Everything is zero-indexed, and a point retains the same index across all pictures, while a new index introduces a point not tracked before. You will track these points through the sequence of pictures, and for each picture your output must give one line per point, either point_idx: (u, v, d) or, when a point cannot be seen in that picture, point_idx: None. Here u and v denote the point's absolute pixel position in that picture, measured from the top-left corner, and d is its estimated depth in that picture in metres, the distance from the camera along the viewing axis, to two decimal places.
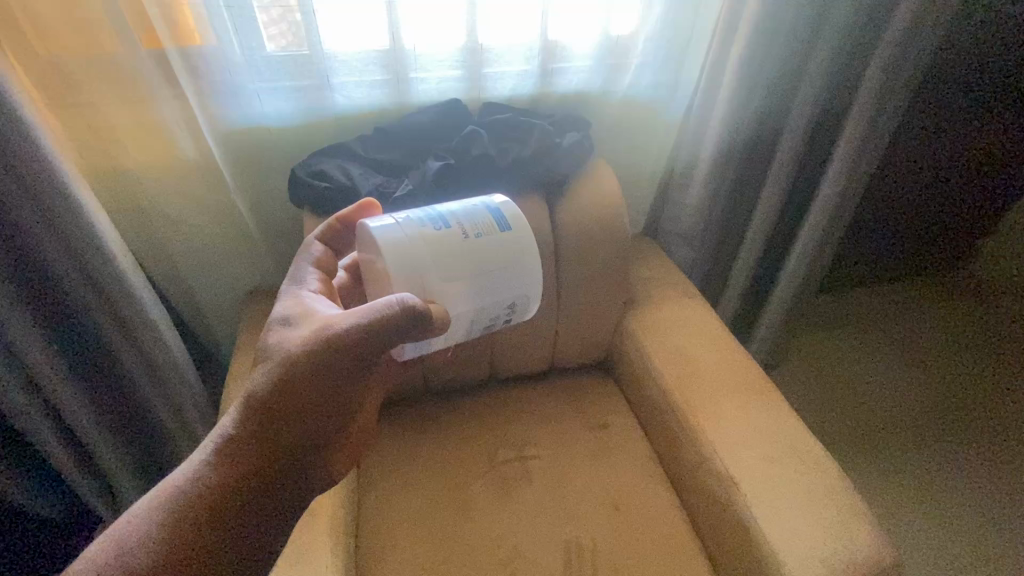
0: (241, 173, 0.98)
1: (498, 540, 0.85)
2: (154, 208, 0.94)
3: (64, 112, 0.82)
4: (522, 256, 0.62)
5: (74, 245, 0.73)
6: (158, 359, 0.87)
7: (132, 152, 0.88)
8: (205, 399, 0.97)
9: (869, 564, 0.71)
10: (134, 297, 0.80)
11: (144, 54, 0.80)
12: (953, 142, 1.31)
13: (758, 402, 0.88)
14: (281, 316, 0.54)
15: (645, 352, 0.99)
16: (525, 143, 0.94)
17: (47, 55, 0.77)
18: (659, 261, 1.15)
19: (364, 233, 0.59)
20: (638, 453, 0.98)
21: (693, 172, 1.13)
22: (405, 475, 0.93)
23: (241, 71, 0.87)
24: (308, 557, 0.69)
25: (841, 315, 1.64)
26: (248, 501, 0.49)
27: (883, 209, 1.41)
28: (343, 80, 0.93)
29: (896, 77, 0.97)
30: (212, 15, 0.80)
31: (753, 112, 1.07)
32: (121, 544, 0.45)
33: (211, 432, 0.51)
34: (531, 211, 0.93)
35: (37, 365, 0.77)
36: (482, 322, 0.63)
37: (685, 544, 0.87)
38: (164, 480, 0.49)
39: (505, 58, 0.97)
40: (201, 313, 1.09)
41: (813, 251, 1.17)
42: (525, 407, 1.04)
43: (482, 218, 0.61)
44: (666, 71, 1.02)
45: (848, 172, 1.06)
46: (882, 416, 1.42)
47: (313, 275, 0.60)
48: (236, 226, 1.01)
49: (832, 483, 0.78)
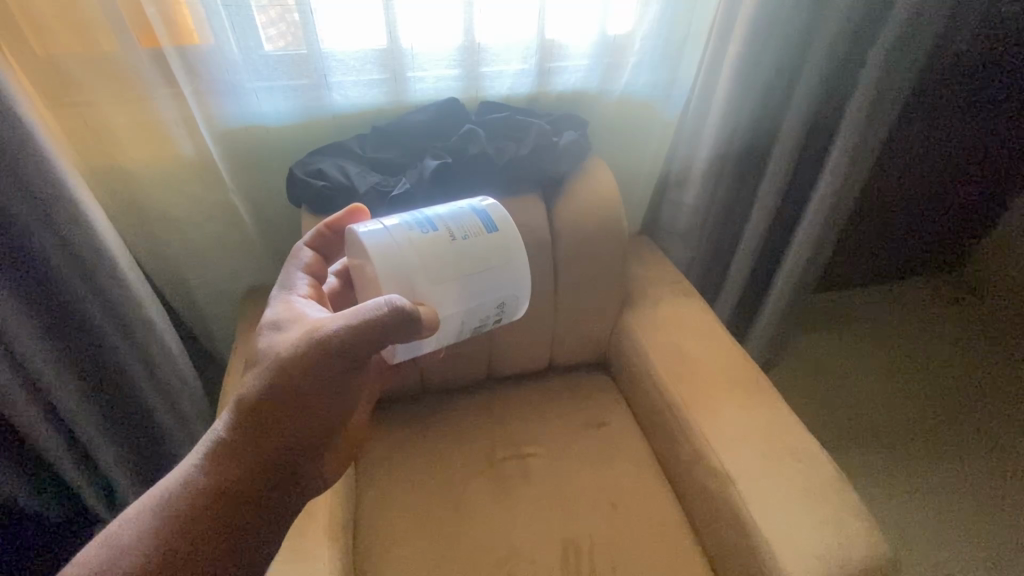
0: (239, 174, 0.99)
1: (496, 538, 0.85)
2: (153, 208, 0.95)
3: (63, 112, 0.82)
4: (511, 257, 0.62)
5: (75, 246, 0.75)
6: (157, 358, 0.89)
7: (131, 151, 0.88)
8: (200, 395, 1.00)
9: (864, 562, 0.71)
10: (135, 296, 0.83)
11: (142, 53, 0.80)
12: (951, 140, 1.31)
13: (755, 400, 0.88)
14: (272, 321, 0.55)
15: (642, 351, 0.99)
16: (523, 142, 0.94)
17: (46, 55, 0.78)
18: (657, 260, 1.15)
19: (352, 238, 0.59)
20: (635, 452, 0.98)
21: (691, 171, 1.13)
22: (403, 474, 0.93)
23: (239, 71, 0.87)
24: (305, 555, 0.70)
25: (839, 313, 1.64)
26: (241, 504, 0.50)
27: (882, 207, 1.41)
28: (340, 80, 0.93)
29: (894, 74, 0.96)
30: (210, 15, 0.81)
31: (751, 110, 1.06)
32: (113, 548, 0.45)
33: (203, 436, 0.52)
34: (527, 210, 0.93)
35: (36, 364, 0.78)
36: (472, 323, 0.63)
37: (683, 542, 0.87)
38: (156, 486, 0.49)
39: (503, 58, 0.97)
40: (200, 312, 1.10)
41: (811, 249, 1.17)
42: (523, 406, 1.04)
43: (471, 220, 0.61)
44: (663, 70, 1.02)
45: (845, 170, 1.05)
46: (879, 415, 1.42)
47: (303, 280, 0.61)
48: (235, 226, 1.02)
49: (829, 481, 0.79)
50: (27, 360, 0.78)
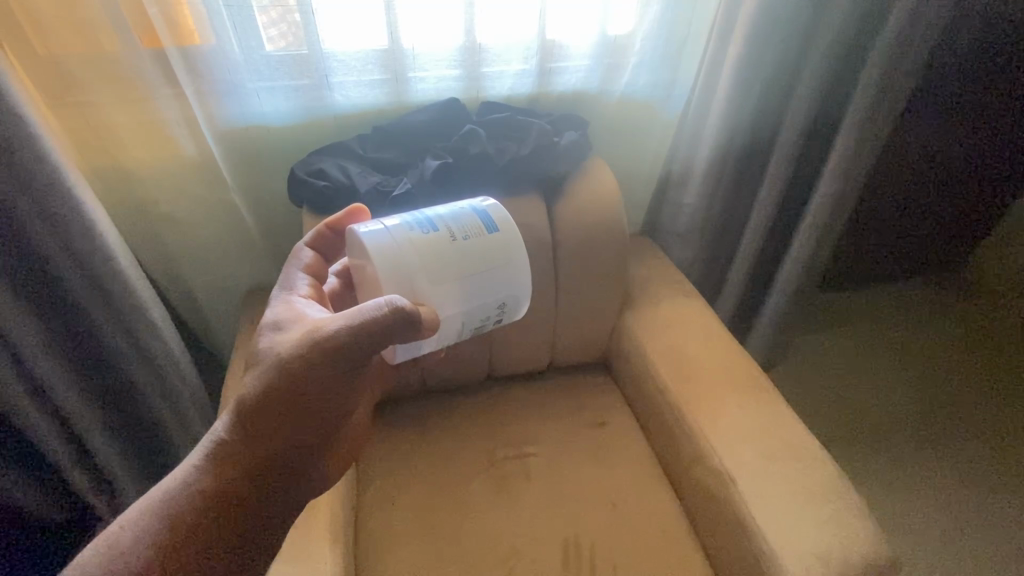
0: (240, 174, 0.99)
1: (497, 538, 0.86)
2: (154, 208, 0.95)
3: (64, 112, 0.83)
4: (511, 257, 0.62)
5: (75, 245, 0.75)
6: (157, 357, 0.89)
7: (132, 151, 0.89)
8: (202, 395, 1.00)
9: (864, 561, 0.71)
10: (135, 295, 0.83)
11: (144, 53, 0.80)
12: (952, 140, 1.31)
13: (755, 400, 0.88)
14: (272, 321, 0.55)
15: (643, 351, 1.00)
16: (523, 142, 0.94)
17: (48, 56, 0.78)
18: (657, 260, 1.15)
19: (353, 239, 0.59)
20: (635, 451, 0.98)
21: (692, 171, 1.13)
22: (403, 473, 0.93)
23: (240, 71, 0.87)
24: (306, 555, 0.70)
25: (839, 314, 1.64)
26: (241, 504, 0.50)
27: (883, 208, 1.41)
28: (341, 80, 0.93)
29: (895, 74, 0.96)
30: (211, 15, 0.81)
31: (751, 110, 1.06)
32: (114, 549, 0.45)
33: (203, 437, 0.52)
34: (528, 210, 0.93)
35: (36, 363, 0.79)
36: (473, 323, 0.63)
37: (683, 542, 0.87)
38: (156, 486, 0.50)
39: (503, 58, 0.97)
40: (201, 312, 1.10)
41: (812, 250, 1.17)
42: (523, 406, 1.04)
43: (471, 220, 0.61)
44: (664, 70, 1.03)
45: (846, 171, 1.05)
46: (879, 415, 1.42)
47: (303, 281, 0.61)
48: (236, 226, 1.02)
49: (829, 481, 0.79)
50: (29, 359, 0.78)
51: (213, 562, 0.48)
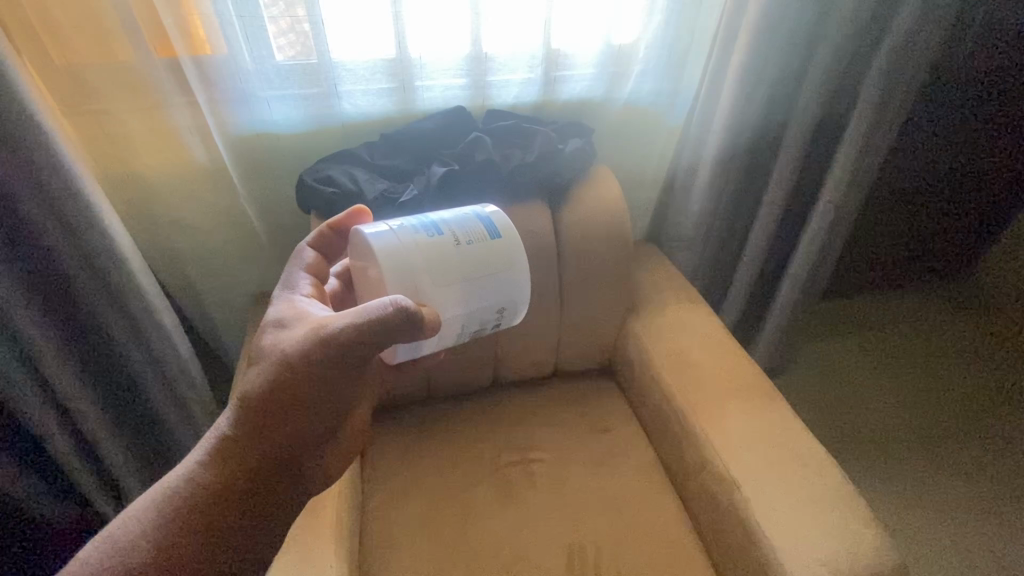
0: (249, 181, 1.01)
1: (500, 543, 0.85)
2: (165, 214, 0.97)
3: (82, 121, 0.85)
4: (513, 264, 0.63)
5: (92, 251, 0.76)
6: (166, 359, 0.90)
7: (146, 158, 0.91)
8: (211, 399, 1.01)
9: (868, 565, 0.71)
10: (147, 300, 0.84)
11: (158, 62, 0.83)
12: (955, 149, 1.31)
13: (759, 408, 0.88)
14: (276, 319, 0.55)
15: (646, 357, 1.00)
16: (529, 149, 0.95)
17: (66, 67, 0.80)
18: (661, 266, 1.16)
19: (358, 240, 0.60)
20: (640, 457, 0.98)
21: (695, 178, 1.14)
22: (405, 479, 0.94)
23: (252, 79, 0.89)
24: (310, 555, 0.70)
25: (841, 321, 1.63)
26: (243, 501, 0.51)
27: (886, 215, 1.41)
28: (350, 89, 0.95)
29: (897, 83, 0.96)
30: (223, 25, 0.83)
31: (753, 117, 1.07)
32: (117, 546, 0.46)
33: (208, 430, 0.53)
34: (531, 216, 0.94)
35: (47, 366, 0.79)
36: (473, 326, 0.64)
37: (688, 548, 0.87)
38: (158, 483, 0.50)
39: (509, 66, 0.99)
40: (211, 318, 1.11)
41: (816, 258, 1.17)
42: (527, 412, 1.04)
43: (475, 226, 0.62)
44: (664, 79, 1.05)
45: (848, 179, 1.06)
46: (886, 421, 1.41)
47: (305, 280, 0.62)
48: (246, 232, 1.04)
49: (833, 487, 0.78)
50: (37, 356, 0.78)
51: (211, 564, 0.48)
